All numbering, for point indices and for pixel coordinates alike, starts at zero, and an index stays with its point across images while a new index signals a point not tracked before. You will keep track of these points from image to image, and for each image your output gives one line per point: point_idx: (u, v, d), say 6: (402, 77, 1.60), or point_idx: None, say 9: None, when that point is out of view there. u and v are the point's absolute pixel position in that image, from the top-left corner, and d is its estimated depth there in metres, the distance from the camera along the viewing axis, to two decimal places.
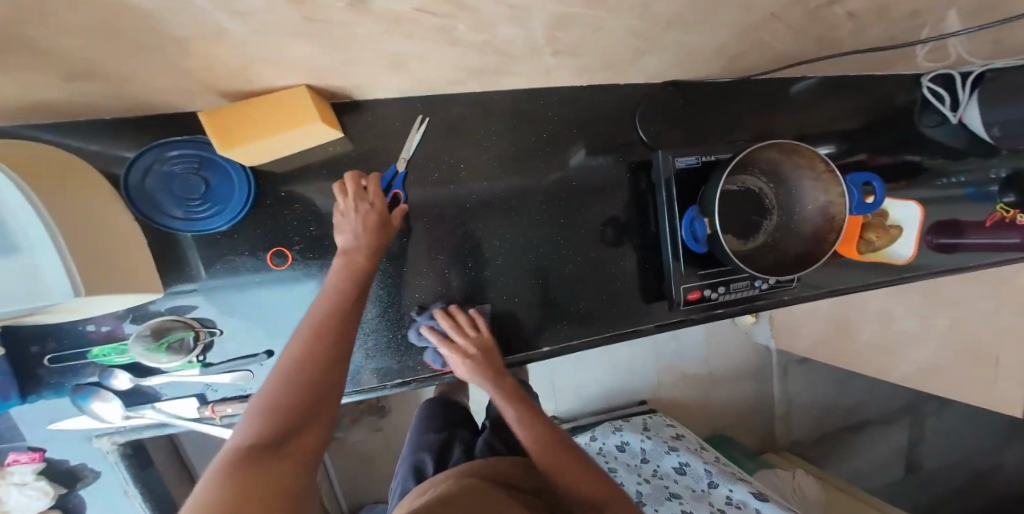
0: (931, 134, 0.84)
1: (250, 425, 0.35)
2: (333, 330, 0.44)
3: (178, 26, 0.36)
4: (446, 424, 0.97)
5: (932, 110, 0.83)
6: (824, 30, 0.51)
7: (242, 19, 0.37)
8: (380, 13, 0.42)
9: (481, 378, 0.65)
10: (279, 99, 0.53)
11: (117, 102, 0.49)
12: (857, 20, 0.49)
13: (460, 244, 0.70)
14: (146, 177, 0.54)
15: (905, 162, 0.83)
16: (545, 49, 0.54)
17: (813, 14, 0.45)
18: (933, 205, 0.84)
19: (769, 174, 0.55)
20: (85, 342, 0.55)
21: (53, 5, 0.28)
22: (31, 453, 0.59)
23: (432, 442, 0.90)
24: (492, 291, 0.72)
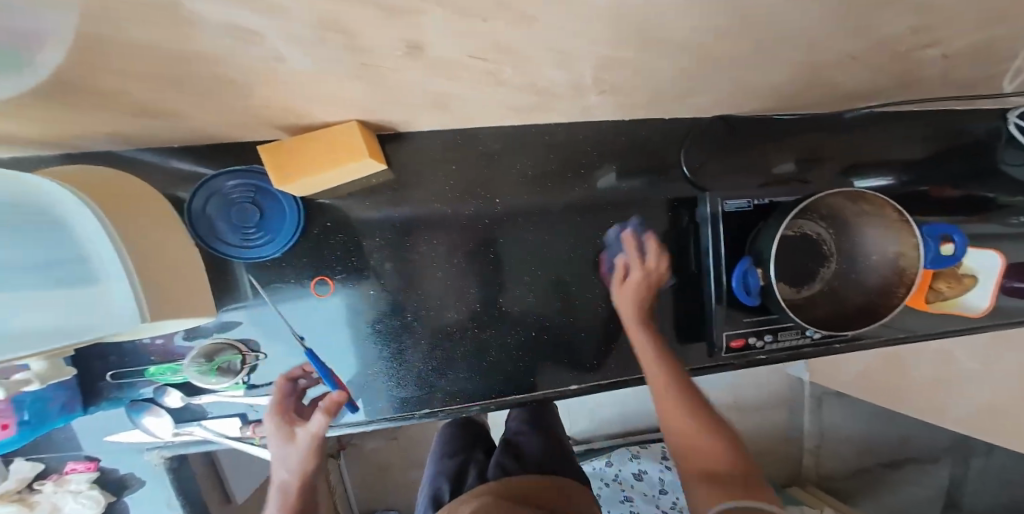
0: (1010, 172, 0.77)
1: None
2: None
3: (246, 73, 0.38)
4: (461, 449, 0.96)
5: (1015, 147, 0.77)
6: (905, 72, 0.47)
7: (305, 68, 0.39)
8: (433, 60, 0.44)
9: (636, 298, 0.68)
10: (336, 134, 0.55)
11: (189, 136, 0.52)
12: (946, 61, 0.45)
13: (488, 266, 0.70)
14: (209, 203, 0.58)
15: (976, 199, 0.76)
16: (590, 88, 0.54)
17: (900, 58, 0.42)
18: (1010, 243, 0.76)
19: (829, 218, 0.52)
20: (142, 360, 0.58)
21: (134, 48, 0.30)
22: (86, 463, 0.64)
23: (448, 469, 0.91)
24: (516, 315, 0.71)
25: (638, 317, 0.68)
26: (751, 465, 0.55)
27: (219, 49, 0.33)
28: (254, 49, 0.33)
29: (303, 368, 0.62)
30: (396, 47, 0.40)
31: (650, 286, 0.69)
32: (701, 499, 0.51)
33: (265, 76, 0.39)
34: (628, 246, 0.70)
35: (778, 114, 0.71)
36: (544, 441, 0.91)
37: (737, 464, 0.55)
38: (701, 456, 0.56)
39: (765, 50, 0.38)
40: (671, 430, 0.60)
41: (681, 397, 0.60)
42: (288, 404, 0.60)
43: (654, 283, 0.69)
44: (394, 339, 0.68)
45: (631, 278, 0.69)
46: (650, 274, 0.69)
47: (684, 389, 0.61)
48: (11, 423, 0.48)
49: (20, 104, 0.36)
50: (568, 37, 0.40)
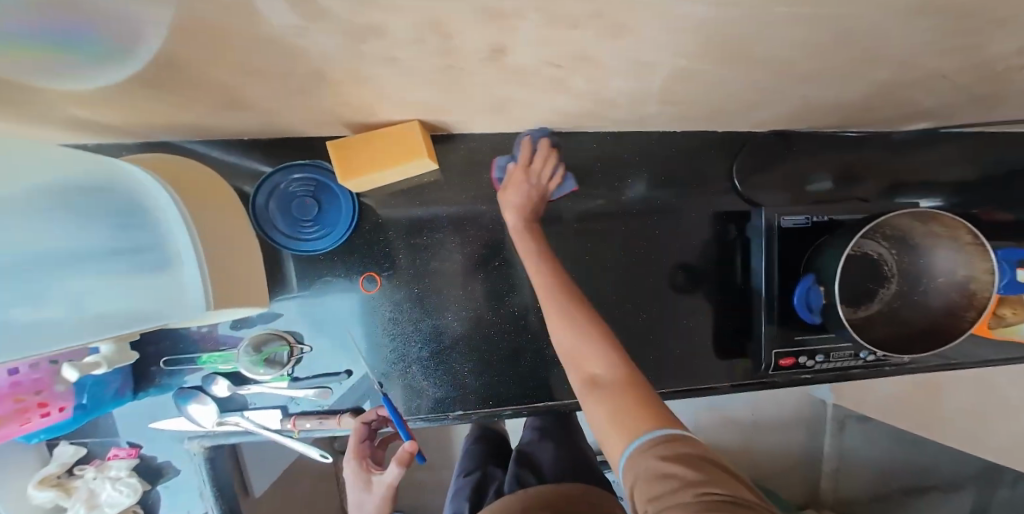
0: None
1: None
2: None
3: (337, 70, 0.38)
4: (478, 465, 0.94)
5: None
6: (986, 92, 0.46)
7: (391, 66, 0.39)
8: (511, 65, 0.44)
9: (520, 198, 0.64)
10: (397, 132, 0.56)
11: (257, 129, 0.53)
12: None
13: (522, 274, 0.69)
14: (271, 200, 0.60)
15: None
16: (651, 98, 0.54)
17: (988, 77, 0.41)
18: None
19: (893, 239, 0.52)
20: (195, 348, 0.60)
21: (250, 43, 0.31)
22: (129, 449, 0.66)
23: (466, 487, 0.89)
24: None
25: (520, 212, 0.64)
26: (632, 366, 0.50)
27: (321, 44, 0.33)
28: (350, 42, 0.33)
29: (376, 412, 0.63)
30: (481, 50, 0.40)
31: (537, 199, 0.66)
32: (604, 429, 0.47)
33: (353, 74, 0.40)
34: (523, 145, 0.65)
35: (843, 130, 0.70)
36: (556, 448, 0.89)
37: (623, 371, 0.49)
38: (585, 361, 0.52)
39: (850, 67, 0.38)
40: (560, 338, 0.55)
41: (560, 308, 0.56)
42: (365, 448, 0.63)
43: (540, 196, 0.67)
44: (433, 339, 0.67)
45: (517, 178, 0.64)
46: (540, 188, 0.66)
47: (557, 298, 0.57)
48: (69, 406, 0.51)
49: (119, 90, 0.37)
50: (651, 49, 0.40)
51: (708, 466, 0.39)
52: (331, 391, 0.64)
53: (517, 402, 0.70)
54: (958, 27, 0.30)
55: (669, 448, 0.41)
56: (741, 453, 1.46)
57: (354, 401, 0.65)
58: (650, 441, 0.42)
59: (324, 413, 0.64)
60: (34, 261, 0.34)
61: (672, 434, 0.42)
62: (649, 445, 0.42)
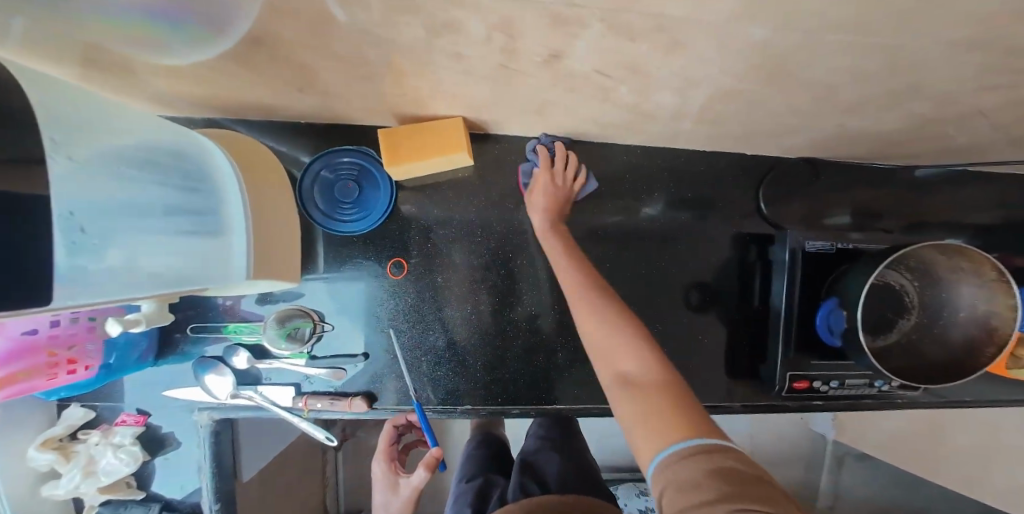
0: None
1: None
2: None
3: (407, 58, 0.40)
4: (480, 471, 0.93)
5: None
6: (1014, 133, 0.48)
7: (456, 60, 0.42)
8: (563, 71, 0.47)
9: (541, 210, 0.65)
10: (444, 125, 0.58)
11: (308, 109, 0.55)
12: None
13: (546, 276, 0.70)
14: (316, 184, 0.62)
15: None
16: (689, 116, 0.57)
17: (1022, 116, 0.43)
18: None
19: (916, 271, 0.53)
20: (221, 317, 0.61)
21: (336, 26, 0.34)
22: (138, 416, 0.66)
23: (467, 492, 0.88)
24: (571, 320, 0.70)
25: (546, 211, 0.65)
26: (670, 372, 0.46)
27: (401, 34, 0.36)
28: (426, 31, 0.35)
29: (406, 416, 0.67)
30: (539, 54, 0.42)
31: (563, 200, 0.67)
32: (634, 428, 0.43)
33: (420, 65, 0.42)
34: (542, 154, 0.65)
35: (869, 163, 0.71)
36: (563, 457, 0.88)
37: (659, 372, 0.46)
38: (614, 358, 0.49)
39: (888, 98, 0.41)
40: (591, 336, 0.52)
41: (595, 305, 0.54)
42: (392, 451, 0.71)
43: (567, 197, 0.67)
44: (450, 332, 0.68)
45: (539, 182, 0.65)
46: (564, 193, 0.67)
47: (593, 293, 0.55)
48: (95, 365, 0.51)
49: (208, 64, 0.40)
50: (701, 67, 0.42)
51: (745, 481, 0.33)
52: (345, 372, 0.64)
53: (526, 402, 0.70)
54: (1002, 65, 0.32)
55: (687, 461, 0.36)
56: None
57: (366, 385, 0.65)
58: (686, 450, 0.37)
59: (336, 394, 0.64)
60: (113, 209, 0.34)
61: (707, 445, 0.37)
62: (687, 457, 0.37)
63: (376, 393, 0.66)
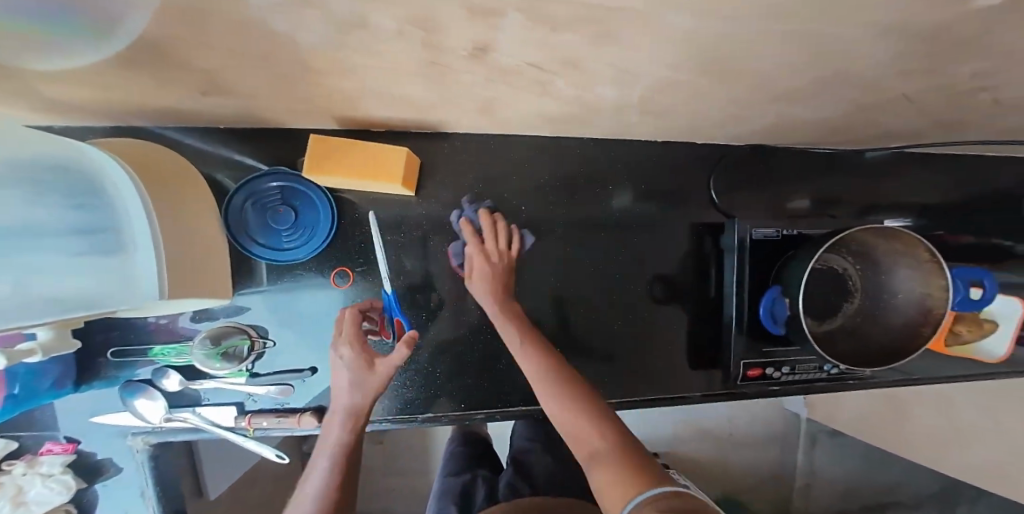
0: None
1: None
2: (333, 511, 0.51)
3: (314, 58, 0.37)
4: (467, 467, 0.89)
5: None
6: (948, 116, 0.49)
7: (371, 57, 0.39)
8: (494, 65, 0.44)
9: (489, 291, 0.63)
10: (385, 149, 0.53)
11: (229, 120, 0.51)
12: (994, 108, 0.46)
13: (506, 277, 0.69)
14: (244, 206, 0.55)
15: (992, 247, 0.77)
16: (634, 107, 0.55)
17: (951, 100, 0.43)
18: None
19: (857, 255, 0.54)
20: (147, 338, 0.56)
21: (215, 23, 0.30)
22: (66, 444, 0.61)
23: (452, 489, 0.84)
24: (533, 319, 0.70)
25: (494, 289, 0.63)
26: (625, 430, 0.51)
27: (296, 31, 0.33)
28: (328, 27, 0.32)
29: (370, 303, 0.61)
30: (463, 47, 0.40)
31: (508, 267, 0.66)
32: (606, 500, 0.44)
33: (332, 63, 0.39)
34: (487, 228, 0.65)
35: (816, 149, 0.72)
36: (556, 460, 0.86)
37: (619, 439, 0.49)
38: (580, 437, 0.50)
39: (817, 85, 0.40)
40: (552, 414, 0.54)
41: (549, 383, 0.56)
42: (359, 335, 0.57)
43: (509, 264, 0.66)
44: (404, 342, 0.66)
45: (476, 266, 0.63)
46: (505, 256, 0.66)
47: (546, 368, 0.57)
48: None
49: (91, 69, 0.36)
50: (634, 57, 0.40)
51: None
52: (293, 389, 0.61)
53: (490, 406, 0.68)
54: (922, 50, 0.31)
55: None
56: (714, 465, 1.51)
57: (318, 401, 0.62)
58: (646, 502, 0.40)
59: (283, 412, 0.61)
60: None
61: (665, 489, 0.41)
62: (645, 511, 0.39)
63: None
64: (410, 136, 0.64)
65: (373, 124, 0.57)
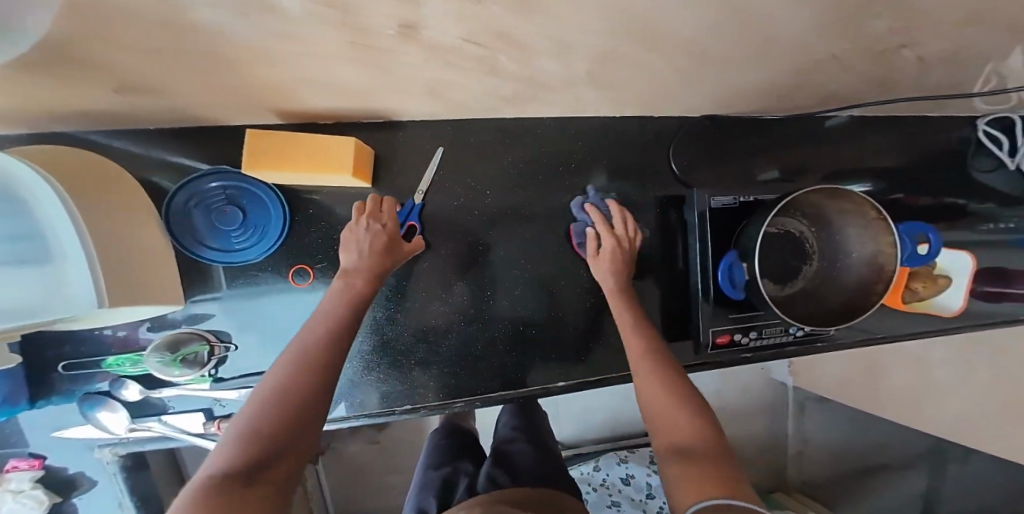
0: (986, 180, 0.79)
1: (230, 446, 0.37)
2: (305, 389, 0.43)
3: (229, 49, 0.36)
4: (449, 460, 0.87)
5: (986, 155, 0.79)
6: (884, 74, 0.49)
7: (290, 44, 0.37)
8: (428, 43, 0.41)
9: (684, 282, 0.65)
10: (331, 140, 0.51)
11: (162, 119, 0.49)
12: (921, 64, 0.47)
13: (480, 265, 0.69)
14: (190, 209, 0.54)
15: (954, 205, 0.77)
16: (584, 82, 0.54)
17: (888, 55, 0.42)
18: (984, 249, 0.77)
19: (811, 217, 0.54)
20: (102, 350, 0.55)
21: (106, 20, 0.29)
22: (31, 460, 0.59)
23: (433, 481, 0.81)
24: (506, 304, 0.70)
25: (654, 288, 0.64)
26: (718, 436, 0.49)
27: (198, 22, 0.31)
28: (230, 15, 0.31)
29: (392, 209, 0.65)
30: (388, 25, 0.37)
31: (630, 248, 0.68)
32: (677, 488, 0.44)
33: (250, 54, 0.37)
34: (598, 213, 0.68)
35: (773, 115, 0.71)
36: (537, 451, 0.84)
37: (707, 440, 0.48)
38: (671, 427, 0.51)
39: (753, 49, 0.39)
40: (647, 396, 0.54)
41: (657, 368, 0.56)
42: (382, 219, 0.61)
43: (634, 249, 0.68)
44: (374, 335, 0.67)
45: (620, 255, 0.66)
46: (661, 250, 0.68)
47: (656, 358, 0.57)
48: None
49: None
50: (569, 27, 0.38)
51: None
52: None
53: (469, 392, 0.70)
54: (843, 4, 0.31)
55: None
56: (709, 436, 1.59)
57: None
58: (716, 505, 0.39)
59: None
60: None
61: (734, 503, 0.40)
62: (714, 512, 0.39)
63: (338, 405, 0.66)
64: (361, 126, 0.63)
65: (317, 116, 0.56)
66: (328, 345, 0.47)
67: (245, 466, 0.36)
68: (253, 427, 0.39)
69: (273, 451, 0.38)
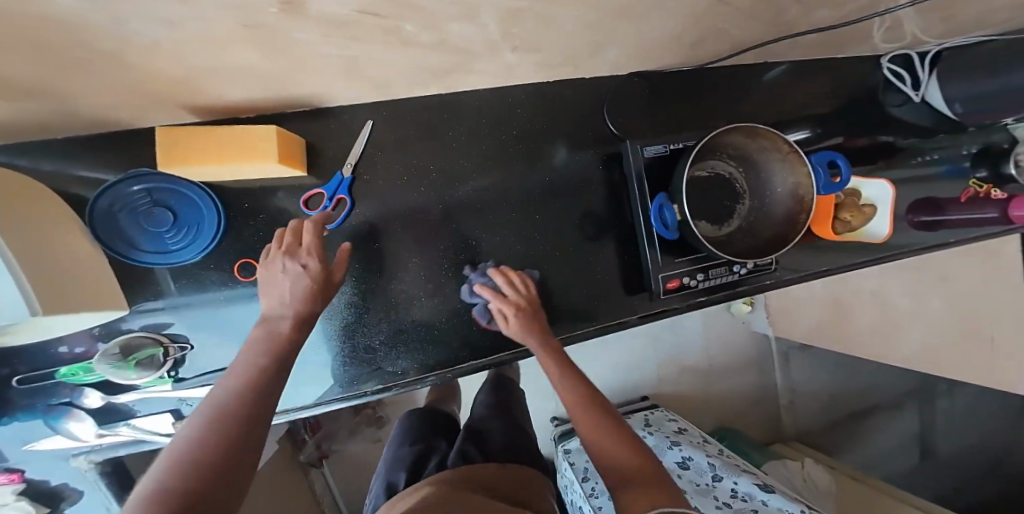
0: (898, 114, 0.83)
1: (153, 480, 0.31)
2: (251, 404, 0.39)
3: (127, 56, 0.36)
4: (422, 438, 0.89)
5: (894, 90, 0.83)
6: (782, 12, 0.49)
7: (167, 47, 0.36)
8: (320, 18, 0.37)
9: (528, 331, 0.64)
10: (247, 130, 0.50)
11: (66, 126, 0.49)
12: (802, 3, 0.47)
13: (443, 236, 0.69)
14: (118, 213, 0.54)
15: (883, 143, 0.82)
16: (504, 45, 0.53)
17: None
18: (909, 184, 0.83)
19: (736, 158, 0.60)
20: (53, 362, 0.56)
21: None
22: (10, 474, 0.60)
23: (405, 457, 0.83)
24: (472, 271, 0.70)
25: (535, 331, 0.65)
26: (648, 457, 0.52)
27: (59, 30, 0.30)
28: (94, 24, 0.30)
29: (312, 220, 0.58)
30: (269, 4, 0.33)
31: (533, 311, 0.67)
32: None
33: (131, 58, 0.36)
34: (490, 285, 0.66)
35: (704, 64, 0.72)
36: (506, 424, 0.86)
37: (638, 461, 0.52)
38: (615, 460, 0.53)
39: None
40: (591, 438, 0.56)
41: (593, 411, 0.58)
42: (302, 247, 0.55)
43: (534, 307, 0.67)
44: (334, 319, 0.65)
45: (505, 316, 0.65)
46: (528, 300, 0.67)
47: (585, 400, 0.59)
48: None
49: None
50: None
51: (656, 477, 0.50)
52: None
53: (439, 367, 0.69)
54: None
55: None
56: (700, 395, 1.64)
57: None
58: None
59: None
60: None
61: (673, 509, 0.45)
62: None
63: (309, 394, 0.65)
64: (289, 115, 0.62)
65: (234, 111, 0.55)
66: (269, 361, 0.44)
67: (178, 511, 0.29)
68: (179, 453, 0.33)
69: (220, 469, 0.33)
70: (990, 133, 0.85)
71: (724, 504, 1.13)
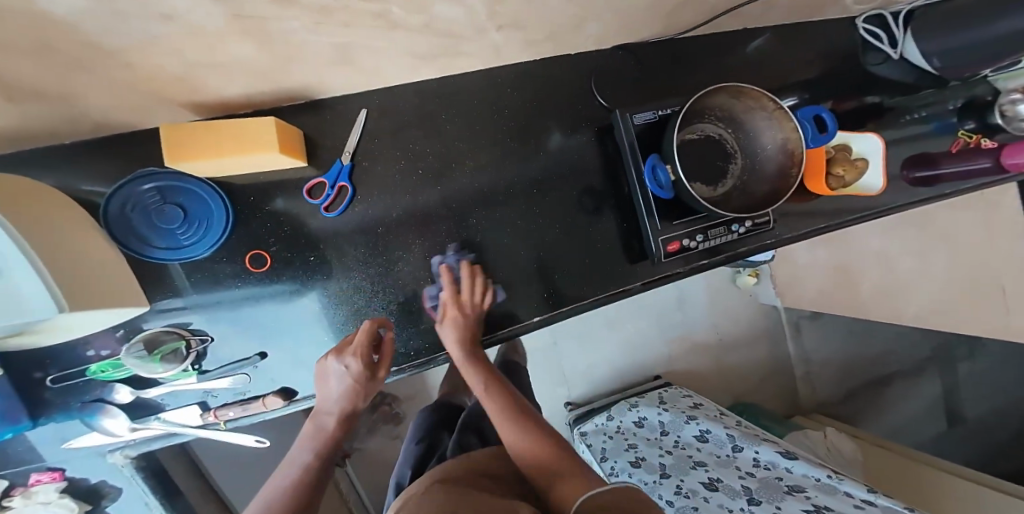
0: (875, 72, 0.82)
1: None
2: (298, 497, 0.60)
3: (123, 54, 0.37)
4: (429, 433, 0.92)
5: (873, 49, 0.81)
6: None
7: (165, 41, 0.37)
8: (310, 6, 0.38)
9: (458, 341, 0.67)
10: (242, 123, 0.52)
11: (76, 130, 0.51)
12: None
13: (443, 218, 0.71)
14: (129, 214, 0.56)
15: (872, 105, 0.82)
16: (489, 25, 0.54)
17: None
18: (896, 145, 0.83)
19: (725, 119, 0.62)
20: (83, 361, 0.59)
21: None
22: (53, 473, 0.63)
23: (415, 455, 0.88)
24: (476, 249, 0.72)
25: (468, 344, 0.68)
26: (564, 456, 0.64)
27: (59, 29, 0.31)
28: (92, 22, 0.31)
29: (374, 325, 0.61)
30: None
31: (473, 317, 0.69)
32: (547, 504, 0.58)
33: (132, 56, 0.38)
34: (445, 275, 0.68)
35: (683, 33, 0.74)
36: None
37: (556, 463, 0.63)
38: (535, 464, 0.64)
39: None
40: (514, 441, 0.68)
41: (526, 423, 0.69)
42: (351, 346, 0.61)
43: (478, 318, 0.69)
44: (345, 304, 0.66)
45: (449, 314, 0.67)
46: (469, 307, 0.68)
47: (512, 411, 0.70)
48: None
49: None
50: None
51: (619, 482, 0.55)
52: (249, 376, 0.63)
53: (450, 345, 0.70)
54: None
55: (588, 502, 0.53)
56: (712, 370, 1.66)
57: (281, 382, 0.65)
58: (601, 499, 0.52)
59: (246, 400, 0.63)
60: None
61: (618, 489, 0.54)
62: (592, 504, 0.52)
63: None
64: (285, 111, 0.64)
65: (231, 107, 0.57)
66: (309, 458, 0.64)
67: None
68: None
69: None
70: (971, 88, 0.83)
71: (747, 474, 1.11)
